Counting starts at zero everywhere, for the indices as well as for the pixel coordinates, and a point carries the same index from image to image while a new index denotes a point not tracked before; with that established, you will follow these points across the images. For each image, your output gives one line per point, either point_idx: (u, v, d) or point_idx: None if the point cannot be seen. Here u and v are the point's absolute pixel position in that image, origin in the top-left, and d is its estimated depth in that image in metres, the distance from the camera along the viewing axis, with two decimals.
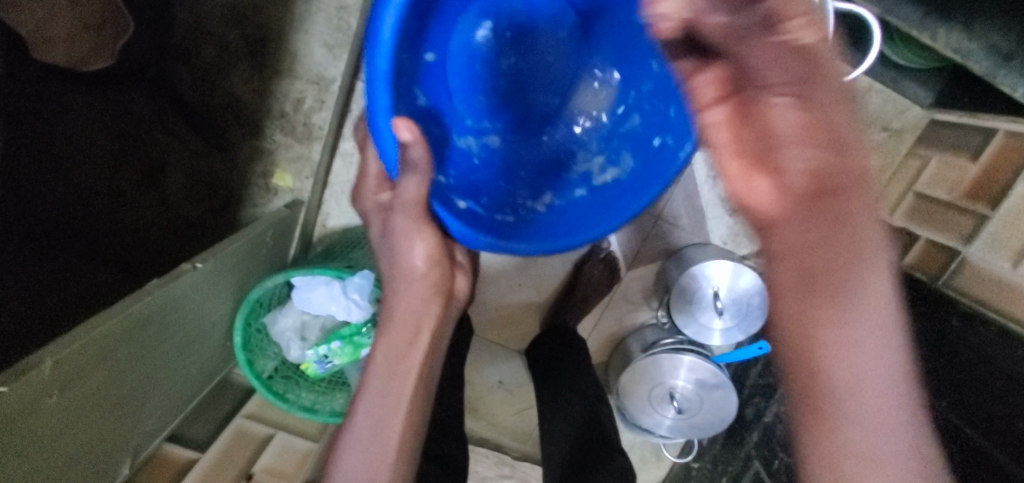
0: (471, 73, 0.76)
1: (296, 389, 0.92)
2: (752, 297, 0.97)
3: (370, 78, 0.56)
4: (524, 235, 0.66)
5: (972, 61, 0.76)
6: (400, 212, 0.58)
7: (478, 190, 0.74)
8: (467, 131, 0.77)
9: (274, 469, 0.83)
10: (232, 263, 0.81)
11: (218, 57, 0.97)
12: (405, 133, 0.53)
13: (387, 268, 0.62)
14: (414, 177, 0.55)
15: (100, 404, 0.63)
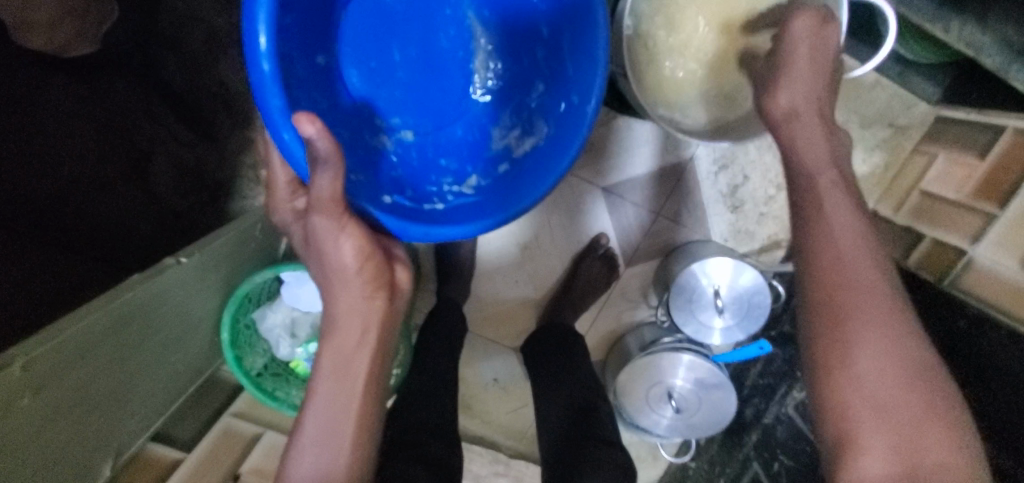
0: (368, 64, 0.70)
1: (285, 386, 0.89)
2: (754, 295, 0.94)
3: (256, 82, 0.52)
4: (452, 218, 0.63)
5: (984, 55, 0.73)
6: (318, 212, 0.52)
7: (403, 182, 0.69)
8: (379, 128, 0.71)
9: (262, 470, 0.80)
10: (218, 258, 0.78)
11: (206, 44, 0.94)
12: (308, 129, 0.45)
13: (321, 273, 0.56)
14: (325, 174, 0.48)
15: (79, 405, 0.61)
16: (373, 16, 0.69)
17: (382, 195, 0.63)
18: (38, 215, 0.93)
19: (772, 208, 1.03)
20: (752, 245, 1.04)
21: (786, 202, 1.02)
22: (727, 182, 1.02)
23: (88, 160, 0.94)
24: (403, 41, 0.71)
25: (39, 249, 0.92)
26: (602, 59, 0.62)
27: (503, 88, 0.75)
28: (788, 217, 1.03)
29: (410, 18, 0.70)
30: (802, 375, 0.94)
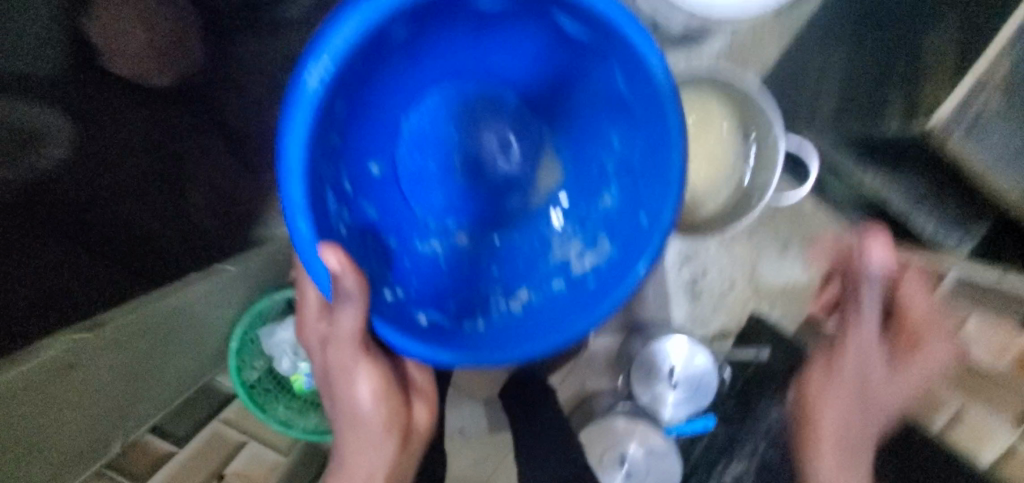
0: (427, 172, 0.85)
1: (274, 402, 0.96)
2: (703, 376, 1.08)
3: (291, 203, 0.63)
4: (490, 343, 0.69)
5: (892, 202, 0.92)
6: (338, 346, 0.69)
7: (444, 298, 0.79)
8: (429, 232, 0.84)
9: (244, 474, 0.86)
10: (239, 280, 0.93)
11: (264, 92, 1.07)
12: (332, 264, 0.61)
13: (337, 397, 0.74)
14: (346, 307, 0.64)
15: (108, 385, 0.73)
16: (427, 139, 0.84)
17: (419, 312, 0.74)
18: (76, 215, 1.03)
19: (725, 301, 1.19)
20: (706, 331, 1.20)
21: (737, 298, 1.18)
22: (689, 273, 1.18)
23: (131, 178, 1.05)
24: (464, 151, 0.85)
25: (76, 257, 1.02)
26: (676, 187, 0.69)
27: (573, 205, 0.84)
28: (738, 311, 1.19)
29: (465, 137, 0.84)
30: (739, 453, 1.06)
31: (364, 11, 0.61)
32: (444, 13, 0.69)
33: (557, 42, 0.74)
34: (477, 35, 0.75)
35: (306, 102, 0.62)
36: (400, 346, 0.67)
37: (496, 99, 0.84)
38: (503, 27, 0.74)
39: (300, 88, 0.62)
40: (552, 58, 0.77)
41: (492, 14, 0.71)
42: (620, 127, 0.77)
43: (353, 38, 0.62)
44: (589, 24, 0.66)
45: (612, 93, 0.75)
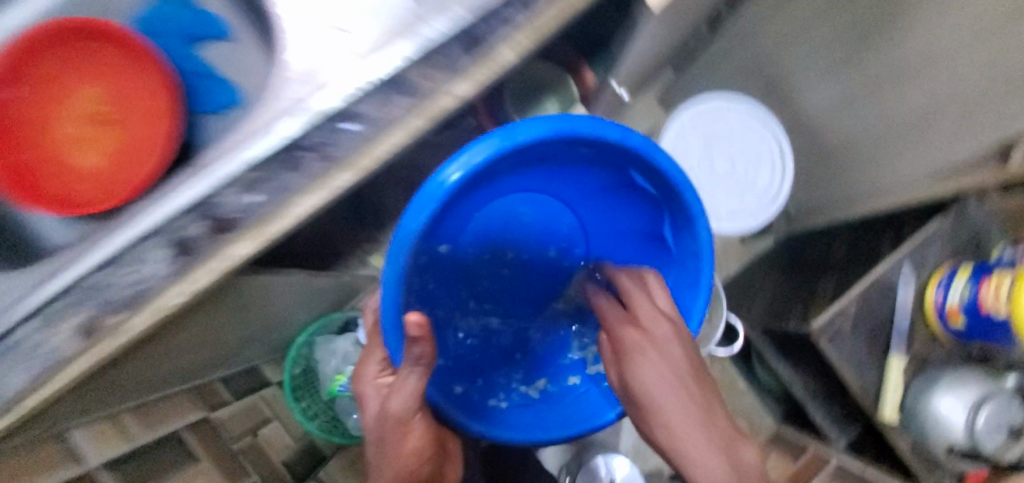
0: (481, 259, 0.83)
1: (305, 396, 1.10)
2: None
3: (382, 318, 0.63)
4: (513, 424, 0.73)
5: (808, 401, 1.14)
6: (397, 394, 0.61)
7: (472, 370, 0.80)
8: (468, 310, 0.83)
9: (268, 442, 1.01)
10: (324, 289, 1.02)
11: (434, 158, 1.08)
12: (415, 328, 0.54)
13: (378, 445, 0.64)
14: (410, 372, 0.59)
15: (200, 339, 0.70)
16: (495, 227, 0.82)
17: (451, 382, 0.76)
18: None
19: None
20: None
21: None
22: None
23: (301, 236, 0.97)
24: (525, 244, 0.85)
25: None
26: (704, 291, 0.73)
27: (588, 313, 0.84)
28: None
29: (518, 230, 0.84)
30: None
31: (499, 141, 0.60)
32: (551, 150, 0.70)
33: (642, 169, 0.71)
34: (575, 154, 0.72)
35: (432, 195, 0.60)
36: (456, 423, 0.68)
37: (556, 209, 0.85)
38: (600, 153, 0.70)
39: (427, 183, 0.60)
40: (619, 184, 0.78)
41: (594, 151, 0.70)
42: (651, 256, 0.81)
43: (481, 159, 0.60)
44: (656, 181, 0.71)
45: (655, 231, 0.79)
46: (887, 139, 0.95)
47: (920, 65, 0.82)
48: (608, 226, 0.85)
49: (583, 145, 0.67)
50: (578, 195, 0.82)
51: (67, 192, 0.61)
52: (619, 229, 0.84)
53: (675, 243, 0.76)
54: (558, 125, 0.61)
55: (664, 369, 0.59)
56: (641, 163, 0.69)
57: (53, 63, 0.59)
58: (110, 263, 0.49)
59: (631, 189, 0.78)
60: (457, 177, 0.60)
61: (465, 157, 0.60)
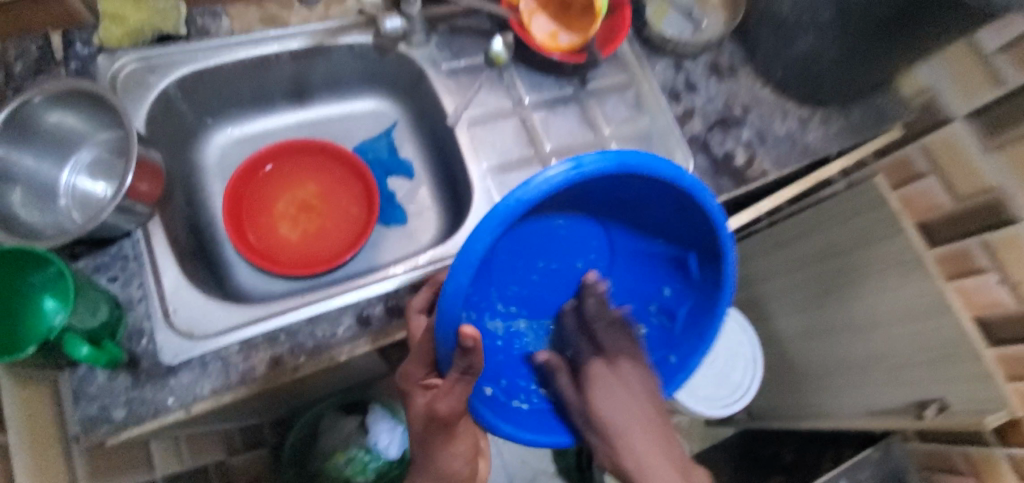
0: (513, 264, 0.68)
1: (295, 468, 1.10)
2: None
3: (445, 292, 0.51)
4: (535, 427, 0.64)
5: None
6: (445, 398, 0.57)
7: (501, 370, 0.67)
8: (497, 313, 0.68)
9: None
10: (347, 378, 0.96)
11: None
12: (469, 339, 0.50)
13: (424, 436, 0.63)
14: (459, 378, 0.55)
15: (259, 399, 0.74)
16: (527, 245, 0.68)
17: (483, 381, 0.64)
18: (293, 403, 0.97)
19: None
20: None
21: None
22: None
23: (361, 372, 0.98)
24: (554, 255, 0.71)
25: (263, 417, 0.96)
26: (709, 343, 0.67)
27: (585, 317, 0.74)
28: None
29: (552, 241, 0.70)
30: None
31: (573, 168, 0.51)
32: (600, 182, 0.61)
33: (681, 203, 0.62)
34: (622, 184, 0.61)
35: (500, 218, 0.49)
36: (495, 429, 0.60)
37: (590, 232, 0.71)
38: (647, 187, 0.61)
39: (495, 206, 0.49)
40: (652, 217, 0.68)
41: (645, 182, 0.60)
42: (667, 274, 0.72)
43: (559, 181, 0.51)
44: (693, 222, 0.63)
45: (683, 244, 0.68)
46: (832, 376, 1.25)
47: (866, 324, 1.14)
48: (620, 237, 0.72)
49: (624, 178, 0.59)
50: (629, 200, 0.66)
51: (276, 253, 0.79)
52: (651, 244, 0.71)
53: (687, 279, 0.69)
54: (622, 157, 0.53)
55: (624, 400, 0.62)
56: (680, 199, 0.61)
57: (292, 160, 0.81)
58: (316, 318, 0.66)
59: (664, 205, 0.65)
60: (529, 199, 0.50)
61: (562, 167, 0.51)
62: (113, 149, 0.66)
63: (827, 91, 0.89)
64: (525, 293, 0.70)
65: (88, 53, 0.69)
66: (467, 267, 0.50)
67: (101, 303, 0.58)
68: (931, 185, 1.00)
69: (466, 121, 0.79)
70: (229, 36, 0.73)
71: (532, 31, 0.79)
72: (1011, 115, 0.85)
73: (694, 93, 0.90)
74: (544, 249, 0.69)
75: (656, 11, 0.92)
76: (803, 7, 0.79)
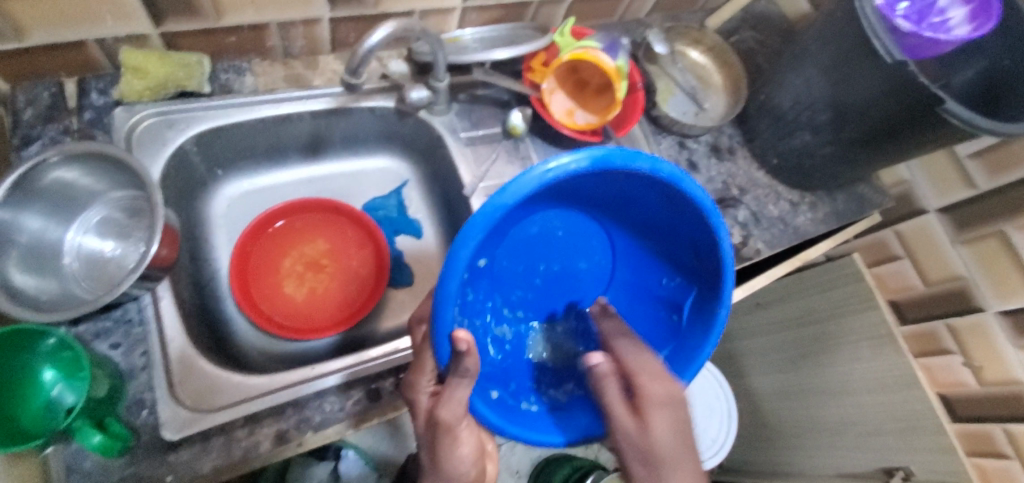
0: (515, 269, 0.68)
1: None
2: None
3: (440, 295, 0.49)
4: (540, 424, 0.58)
5: None
6: (445, 405, 0.52)
7: (509, 375, 0.64)
8: (503, 318, 0.67)
9: None
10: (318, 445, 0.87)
11: None
12: (464, 343, 0.49)
13: (426, 454, 0.56)
14: (459, 381, 0.51)
15: None
16: (527, 248, 0.68)
17: (487, 384, 0.59)
18: None
19: None
20: None
21: None
22: None
23: None
24: (554, 257, 0.70)
25: None
26: (716, 336, 0.61)
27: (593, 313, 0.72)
28: None
29: (552, 243, 0.69)
30: None
31: (546, 171, 0.49)
32: (588, 181, 0.60)
33: (668, 195, 0.59)
34: (609, 181, 0.60)
35: (485, 223, 0.48)
36: (501, 433, 0.55)
37: (589, 232, 0.70)
38: (631, 181, 0.59)
39: (480, 209, 0.48)
40: (644, 213, 0.65)
41: (628, 178, 0.58)
42: (670, 265, 0.68)
43: (535, 186, 0.49)
44: (681, 211, 0.60)
45: (677, 232, 0.64)
46: (806, 436, 1.25)
47: (839, 390, 1.15)
48: (619, 235, 0.70)
49: (604, 173, 0.57)
50: (621, 198, 0.64)
51: (283, 314, 0.78)
52: (649, 235, 0.68)
53: (692, 270, 0.65)
54: (601, 156, 0.51)
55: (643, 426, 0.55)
56: (664, 191, 0.58)
57: (304, 217, 0.82)
58: (327, 391, 0.64)
59: (648, 198, 0.62)
60: (510, 202, 0.49)
61: (539, 169, 0.49)
62: (123, 208, 0.67)
63: (820, 181, 0.93)
64: (531, 296, 0.70)
65: (104, 103, 0.68)
66: (454, 276, 0.48)
67: (102, 376, 0.56)
68: (904, 266, 1.02)
69: (483, 191, 0.79)
70: (254, 94, 0.73)
71: (551, 108, 0.81)
72: (975, 218, 0.91)
73: (696, 172, 0.95)
74: (543, 252, 0.69)
75: (663, 91, 0.97)
76: (802, 106, 0.85)
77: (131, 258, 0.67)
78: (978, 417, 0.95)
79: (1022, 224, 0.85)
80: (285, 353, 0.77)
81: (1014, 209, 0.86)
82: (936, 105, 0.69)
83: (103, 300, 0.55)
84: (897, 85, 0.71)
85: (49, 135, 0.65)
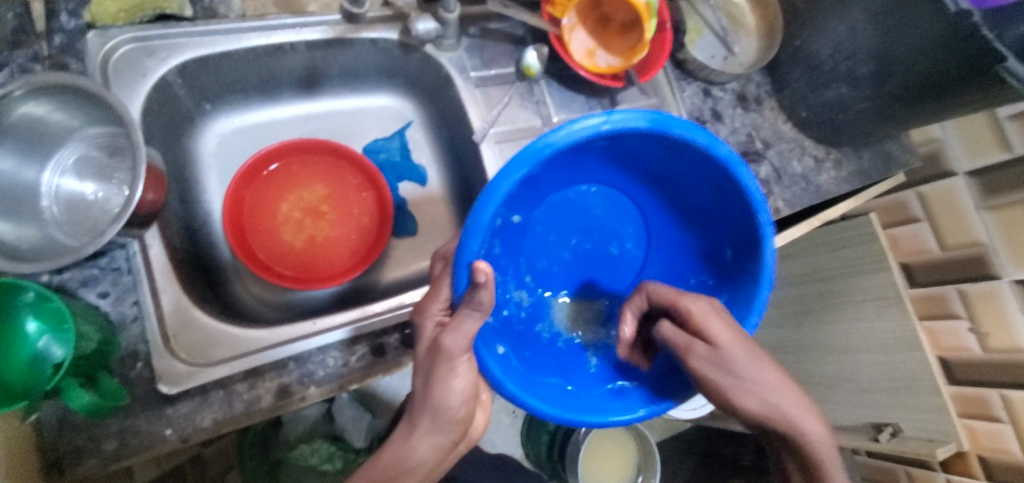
0: (546, 237, 0.67)
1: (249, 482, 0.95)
2: None
3: (470, 222, 0.48)
4: (542, 391, 0.55)
5: None
6: (451, 335, 0.50)
7: (522, 341, 0.61)
8: (526, 285, 0.65)
9: None
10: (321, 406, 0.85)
11: None
12: (483, 274, 0.45)
13: (419, 389, 0.54)
14: (469, 313, 0.48)
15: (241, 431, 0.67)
16: (563, 216, 0.67)
17: (496, 339, 0.56)
18: None
19: None
20: None
21: None
22: None
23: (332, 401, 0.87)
24: (589, 235, 0.70)
25: None
26: (739, 338, 0.58)
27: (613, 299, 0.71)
28: None
29: (590, 217, 0.69)
30: None
31: (603, 121, 0.49)
32: (643, 152, 0.59)
33: (718, 183, 0.58)
34: (663, 156, 0.58)
35: (532, 158, 0.47)
36: (499, 388, 0.52)
37: (625, 213, 0.69)
38: (683, 160, 0.57)
39: (531, 143, 0.48)
40: (688, 199, 0.64)
41: (680, 155, 0.57)
42: (704, 266, 0.65)
43: (588, 135, 0.49)
44: (726, 200, 0.58)
45: (717, 225, 0.62)
46: (799, 390, 1.24)
47: (837, 348, 1.12)
48: (654, 225, 0.69)
49: (653, 142, 0.56)
50: (665, 180, 0.64)
51: (275, 261, 0.74)
52: (685, 228, 0.66)
53: (725, 272, 0.62)
54: (659, 118, 0.50)
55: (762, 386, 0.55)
56: (715, 176, 0.56)
57: (300, 160, 0.76)
58: (331, 346, 0.62)
59: (693, 184, 0.61)
60: (561, 144, 0.49)
61: (596, 118, 0.49)
62: (103, 146, 0.62)
63: (850, 136, 0.87)
64: (556, 270, 0.69)
65: (76, 27, 0.61)
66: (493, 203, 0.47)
67: (90, 332, 0.53)
68: (922, 229, 0.99)
69: (493, 138, 0.73)
70: (241, 19, 0.65)
71: (571, 48, 0.73)
72: (1013, 181, 0.86)
73: (720, 123, 0.88)
74: (577, 224, 0.69)
75: (691, 31, 0.90)
76: (843, 55, 0.78)
77: (115, 201, 0.62)
78: (977, 381, 0.95)
79: None
80: (283, 301, 0.75)
81: None
82: (996, 61, 0.62)
83: (87, 250, 0.51)
84: (955, 35, 0.64)
85: (18, 63, 0.58)
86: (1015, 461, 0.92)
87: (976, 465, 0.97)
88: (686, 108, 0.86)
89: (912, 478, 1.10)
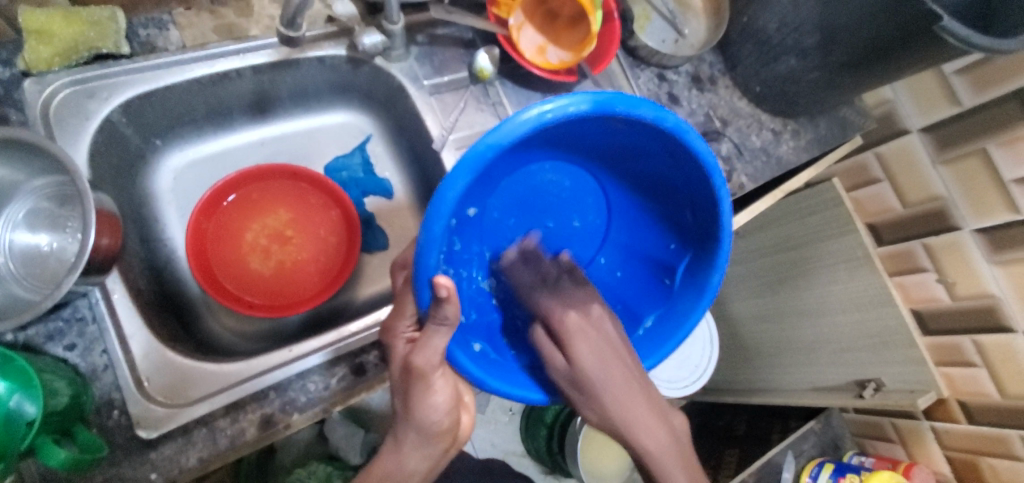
0: (505, 222, 0.65)
1: None
2: None
3: (422, 239, 0.46)
4: (522, 378, 0.58)
5: None
6: (421, 352, 0.51)
7: (497, 331, 0.63)
8: (491, 273, 0.65)
9: None
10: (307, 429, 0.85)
11: None
12: (444, 289, 0.46)
13: (400, 407, 0.56)
14: (436, 330, 0.49)
15: None
16: (519, 201, 0.65)
17: (470, 337, 0.57)
18: None
19: None
20: None
21: None
22: None
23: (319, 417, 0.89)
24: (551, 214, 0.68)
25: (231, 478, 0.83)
26: (708, 304, 0.61)
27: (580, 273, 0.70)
28: None
29: (550, 200, 0.67)
30: None
31: (543, 112, 0.46)
32: (590, 130, 0.57)
33: (674, 152, 0.57)
34: (614, 131, 0.57)
35: (473, 165, 0.45)
36: (482, 386, 0.53)
37: (584, 187, 0.68)
38: (634, 133, 0.56)
39: (470, 148, 0.45)
40: (645, 167, 0.63)
41: (632, 128, 0.55)
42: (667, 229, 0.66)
43: (532, 127, 0.47)
44: (684, 168, 0.58)
45: (676, 191, 0.62)
46: (782, 356, 1.26)
47: (815, 312, 1.15)
48: (611, 194, 0.69)
49: (602, 121, 0.54)
50: (623, 152, 0.62)
51: (245, 289, 0.74)
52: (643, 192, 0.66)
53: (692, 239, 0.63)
54: (602, 100, 0.48)
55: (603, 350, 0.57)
56: (670, 145, 0.56)
57: (262, 188, 0.75)
58: (310, 371, 0.62)
59: (650, 153, 0.60)
60: (504, 142, 0.46)
61: (537, 109, 0.46)
62: (53, 196, 0.61)
63: (804, 107, 0.89)
64: None
65: (12, 76, 0.59)
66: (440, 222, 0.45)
67: (60, 387, 0.52)
68: (884, 189, 1.01)
69: (452, 144, 0.73)
70: (181, 50, 0.64)
71: (521, 47, 0.73)
72: (961, 134, 0.87)
73: (677, 106, 0.89)
74: (537, 208, 0.67)
75: (639, 18, 0.90)
76: (789, 28, 0.79)
77: (70, 250, 0.60)
78: (949, 330, 0.98)
79: (1004, 141, 0.82)
80: (261, 330, 0.74)
81: (996, 125, 0.83)
82: (932, 22, 0.63)
83: (45, 304, 0.50)
84: None
85: None
86: (990, 401, 0.95)
87: (958, 409, 1.01)
88: (642, 95, 0.87)
89: (898, 429, 1.13)
